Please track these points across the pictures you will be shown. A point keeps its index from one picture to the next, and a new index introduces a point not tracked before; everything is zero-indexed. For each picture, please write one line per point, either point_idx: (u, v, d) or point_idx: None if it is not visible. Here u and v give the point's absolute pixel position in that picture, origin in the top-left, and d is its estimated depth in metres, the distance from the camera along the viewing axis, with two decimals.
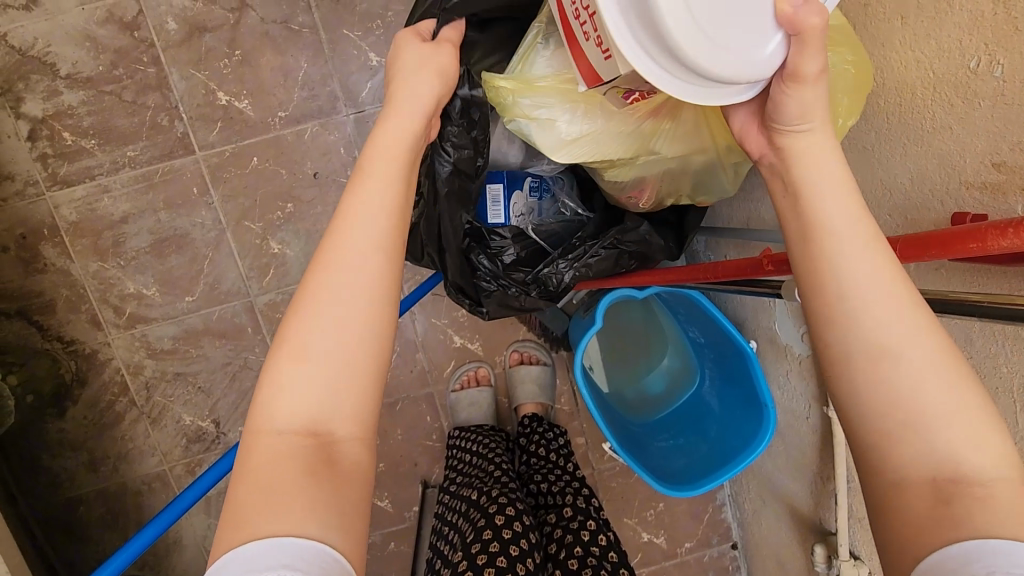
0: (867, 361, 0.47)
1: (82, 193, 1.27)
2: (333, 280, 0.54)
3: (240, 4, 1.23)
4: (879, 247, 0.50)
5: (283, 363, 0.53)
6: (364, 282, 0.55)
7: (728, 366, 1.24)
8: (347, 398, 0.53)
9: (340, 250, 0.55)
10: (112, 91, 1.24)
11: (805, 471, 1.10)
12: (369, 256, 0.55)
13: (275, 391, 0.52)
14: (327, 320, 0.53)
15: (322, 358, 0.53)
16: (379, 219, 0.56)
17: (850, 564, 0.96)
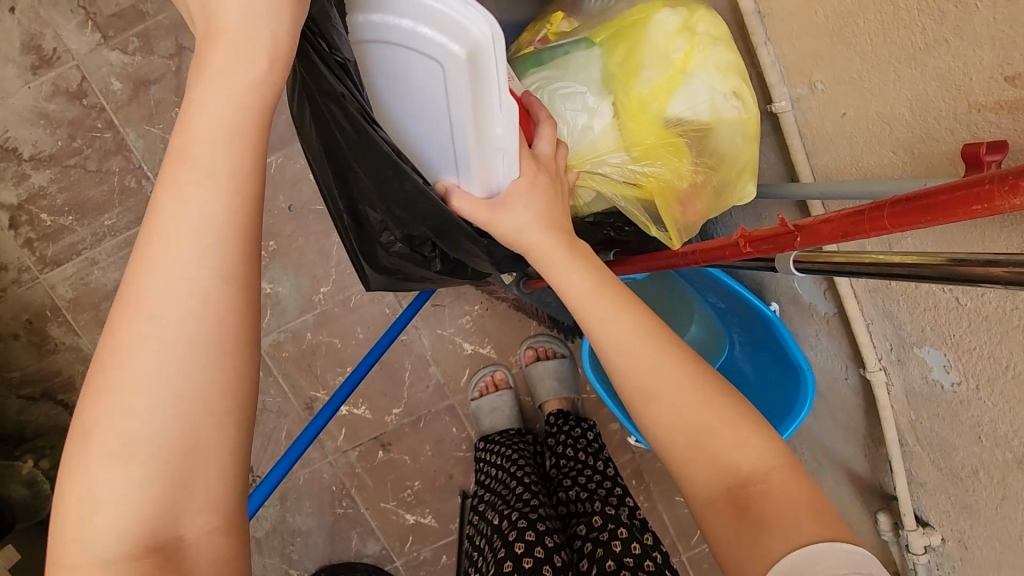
0: (647, 404, 0.56)
1: (73, 270, 1.27)
2: (139, 353, 0.41)
3: (178, 49, 1.20)
4: (865, 216, 0.41)
5: (84, 463, 0.41)
6: (181, 354, 0.42)
7: (754, 331, 1.15)
8: (192, 491, 0.44)
9: (151, 308, 0.42)
10: (76, 164, 1.23)
11: (855, 434, 0.99)
12: (187, 323, 0.42)
13: (81, 497, 0.41)
14: (136, 409, 0.41)
15: (137, 457, 0.41)
16: (207, 250, 0.42)
17: (919, 533, 0.85)
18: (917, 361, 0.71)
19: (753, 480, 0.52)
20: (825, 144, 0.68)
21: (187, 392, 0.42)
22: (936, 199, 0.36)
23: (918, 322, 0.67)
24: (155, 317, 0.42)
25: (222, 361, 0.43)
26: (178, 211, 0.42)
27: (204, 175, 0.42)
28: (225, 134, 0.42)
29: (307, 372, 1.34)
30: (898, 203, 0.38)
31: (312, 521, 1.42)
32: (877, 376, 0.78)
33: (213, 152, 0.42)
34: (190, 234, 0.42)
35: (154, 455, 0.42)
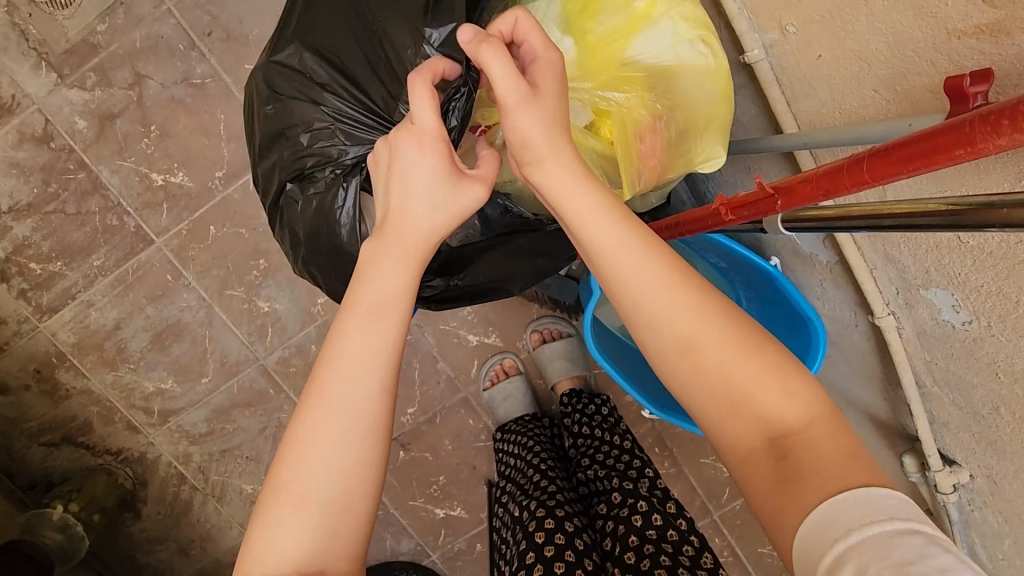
0: (678, 354, 0.52)
1: (71, 314, 1.28)
2: (355, 344, 0.52)
3: (136, 77, 1.17)
4: (846, 173, 0.42)
5: (307, 426, 0.51)
6: (381, 348, 0.52)
7: (760, 287, 1.11)
8: (337, 541, 0.50)
9: (338, 398, 0.51)
10: (55, 209, 1.21)
11: (871, 379, 0.97)
12: (390, 319, 0.53)
13: (294, 457, 0.51)
14: (349, 389, 0.51)
15: (346, 424, 0.51)
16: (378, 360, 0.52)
17: (947, 472, 0.84)
18: (924, 303, 0.69)
19: (794, 437, 0.50)
20: (805, 90, 0.65)
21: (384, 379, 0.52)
22: (914, 148, 0.37)
23: (922, 264, 0.65)
24: (371, 312, 0.53)
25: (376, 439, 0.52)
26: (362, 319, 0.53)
27: (367, 298, 0.53)
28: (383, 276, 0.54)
29: None
30: (880, 154, 0.39)
31: None
32: (886, 321, 0.75)
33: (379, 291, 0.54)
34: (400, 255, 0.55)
35: (354, 423, 0.51)
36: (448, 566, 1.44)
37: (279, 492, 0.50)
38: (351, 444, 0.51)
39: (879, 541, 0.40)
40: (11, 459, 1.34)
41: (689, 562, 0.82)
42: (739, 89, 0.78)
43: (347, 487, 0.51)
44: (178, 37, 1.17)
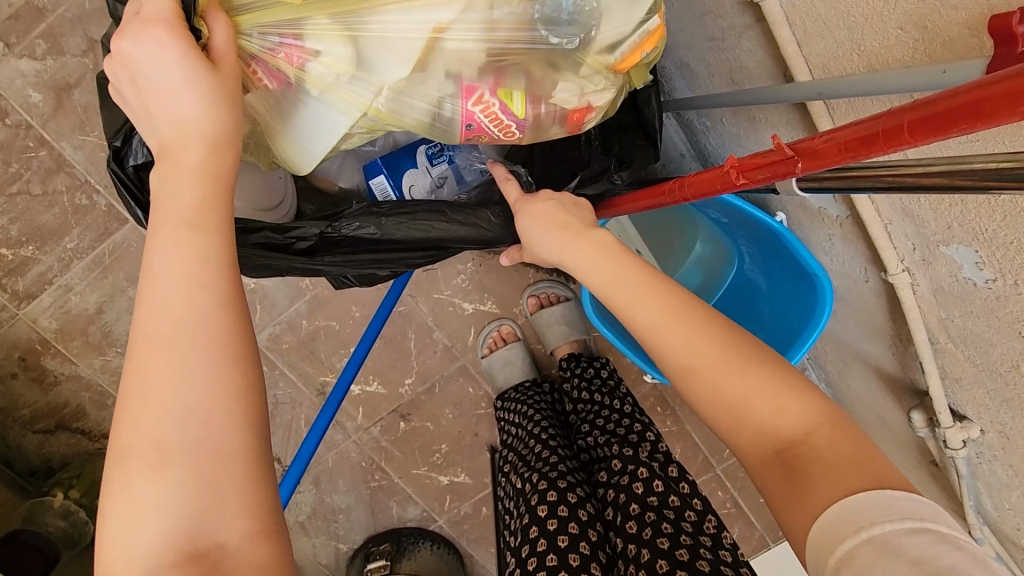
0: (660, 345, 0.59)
1: (50, 299, 1.23)
2: (165, 267, 0.47)
3: (90, 43, 1.08)
4: (884, 131, 0.37)
5: (144, 365, 0.45)
6: (196, 261, 0.47)
7: (764, 243, 1.07)
8: (220, 496, 0.44)
9: (161, 330, 0.45)
10: (20, 190, 1.15)
11: (878, 335, 0.94)
12: (204, 226, 0.49)
13: (138, 407, 0.44)
14: (173, 313, 0.46)
15: (177, 349, 0.45)
16: (184, 281, 0.46)
17: (957, 428, 0.82)
18: (944, 260, 0.64)
19: (796, 440, 0.53)
20: (819, 30, 0.58)
21: (205, 291, 0.47)
22: (962, 107, 0.33)
23: (944, 220, 0.60)
24: (178, 232, 0.48)
25: (218, 364, 0.46)
26: (169, 239, 0.47)
27: (170, 216, 0.48)
28: (175, 188, 0.49)
29: (313, 359, 1.31)
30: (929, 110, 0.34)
31: (350, 498, 1.43)
32: (900, 279, 0.71)
33: (181, 206, 0.49)
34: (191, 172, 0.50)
35: (190, 351, 0.45)
36: (455, 530, 1.45)
37: (134, 445, 0.43)
38: (194, 369, 0.45)
39: (882, 542, 0.43)
40: (6, 448, 1.32)
41: (692, 528, 0.80)
42: (744, 31, 0.71)
43: (204, 420, 0.45)
44: None
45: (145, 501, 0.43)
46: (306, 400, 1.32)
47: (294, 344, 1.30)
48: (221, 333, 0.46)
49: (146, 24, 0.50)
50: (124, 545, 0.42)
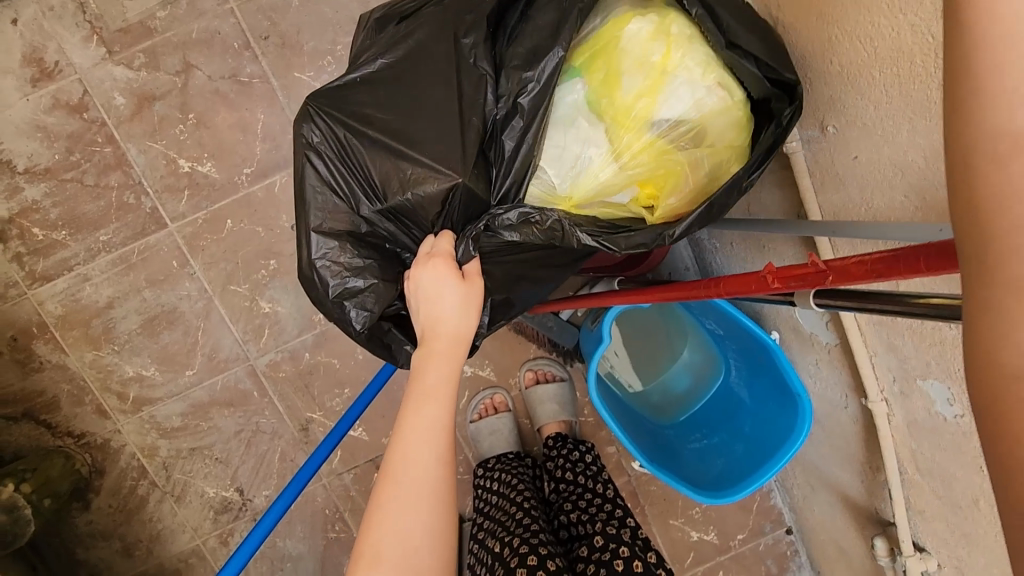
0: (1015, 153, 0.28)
1: (64, 286, 1.24)
2: (414, 425, 0.57)
3: (185, 65, 1.19)
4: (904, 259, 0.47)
5: (382, 513, 0.53)
6: (439, 424, 0.57)
7: (752, 357, 1.18)
8: None
9: (400, 476, 0.55)
10: (73, 178, 1.20)
11: (851, 461, 1.03)
12: (443, 396, 0.58)
13: (373, 528, 0.53)
14: (417, 474, 0.55)
15: (415, 501, 0.54)
16: (434, 441, 0.56)
17: (917, 558, 0.89)
18: (921, 394, 0.75)
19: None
20: (835, 184, 0.72)
21: (443, 451, 0.56)
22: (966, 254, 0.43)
23: (924, 357, 0.71)
24: (423, 397, 0.58)
25: (439, 510, 0.55)
26: (422, 407, 0.57)
27: (421, 387, 0.58)
28: (430, 369, 0.59)
29: (305, 393, 1.32)
30: (937, 249, 0.45)
31: (303, 546, 1.38)
32: (878, 406, 0.82)
33: (433, 384, 0.59)
34: (443, 357, 0.60)
35: (418, 498, 0.54)
36: None
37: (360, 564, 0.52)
38: (417, 512, 0.54)
39: None
40: None
41: None
42: (771, 172, 0.84)
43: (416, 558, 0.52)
44: (235, 35, 1.19)
45: None
46: (288, 434, 1.32)
47: (291, 375, 1.31)
48: (449, 488, 0.56)
49: (429, 258, 0.63)
50: None
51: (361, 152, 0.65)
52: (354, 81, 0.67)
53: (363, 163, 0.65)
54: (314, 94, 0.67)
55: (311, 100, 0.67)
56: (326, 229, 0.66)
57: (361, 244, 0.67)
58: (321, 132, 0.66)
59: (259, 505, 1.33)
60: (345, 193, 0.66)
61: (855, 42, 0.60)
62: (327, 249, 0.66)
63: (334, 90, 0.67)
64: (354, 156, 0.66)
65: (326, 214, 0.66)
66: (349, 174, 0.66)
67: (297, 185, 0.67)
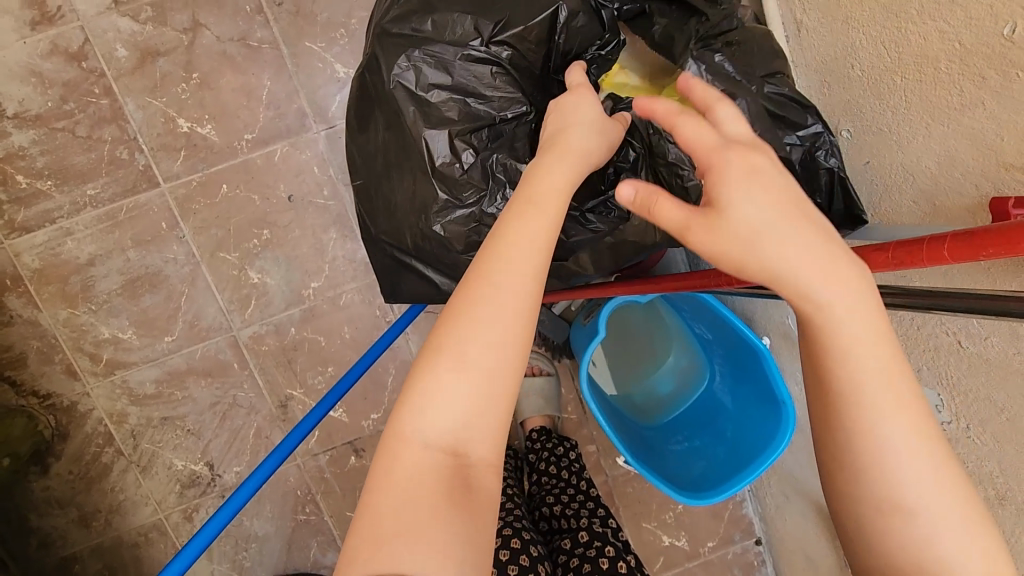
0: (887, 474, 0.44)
1: (43, 239, 1.19)
2: (515, 236, 0.51)
3: (194, 24, 1.17)
4: (926, 245, 0.49)
5: (461, 323, 0.49)
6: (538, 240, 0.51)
7: (739, 362, 1.20)
8: (474, 427, 0.49)
9: (489, 288, 0.50)
10: (64, 128, 1.16)
11: None
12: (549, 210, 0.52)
13: (447, 342, 0.49)
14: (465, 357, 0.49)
15: (495, 324, 0.49)
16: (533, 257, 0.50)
17: None
18: None
19: None
20: None
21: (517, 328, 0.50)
22: (991, 236, 0.45)
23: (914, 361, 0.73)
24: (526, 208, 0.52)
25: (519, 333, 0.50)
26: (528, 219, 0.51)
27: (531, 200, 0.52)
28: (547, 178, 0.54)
29: (287, 369, 1.29)
30: (960, 236, 0.47)
31: (270, 527, 1.35)
32: None
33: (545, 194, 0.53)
34: (542, 212, 0.51)
35: (501, 313, 0.49)
36: None
37: (437, 360, 0.49)
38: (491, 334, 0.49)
39: None
40: None
41: None
42: None
43: (493, 379, 0.49)
44: None
45: (438, 403, 0.49)
46: (265, 410, 1.28)
47: (274, 349, 1.28)
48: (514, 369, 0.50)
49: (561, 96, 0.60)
50: (411, 427, 0.49)
51: (454, 55, 0.67)
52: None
53: (464, 67, 0.67)
54: (384, 28, 0.68)
55: (384, 31, 0.68)
56: (436, 144, 0.68)
57: (462, 181, 0.68)
58: (405, 53, 0.67)
59: (228, 482, 1.29)
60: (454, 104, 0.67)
61: (881, 46, 0.62)
62: (436, 173, 0.68)
63: (400, 11, 0.68)
64: (448, 58, 0.67)
65: (438, 126, 0.67)
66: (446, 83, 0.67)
67: (387, 117, 0.70)
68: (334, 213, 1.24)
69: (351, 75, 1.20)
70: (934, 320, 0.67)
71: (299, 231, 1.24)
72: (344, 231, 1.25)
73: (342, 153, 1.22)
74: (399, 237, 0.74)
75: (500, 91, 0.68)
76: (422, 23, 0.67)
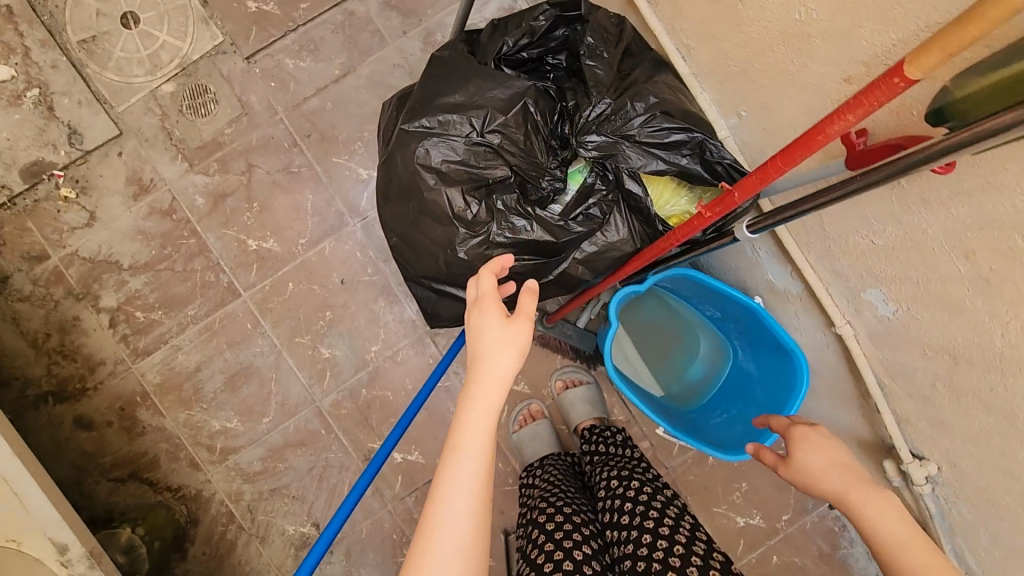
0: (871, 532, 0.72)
1: (160, 357, 1.48)
2: (463, 439, 0.70)
3: (248, 166, 1.50)
4: (766, 166, 0.64)
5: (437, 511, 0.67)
6: (479, 440, 0.70)
7: (749, 329, 1.34)
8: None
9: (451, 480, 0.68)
10: (166, 267, 1.48)
11: (850, 401, 1.15)
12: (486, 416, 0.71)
13: (430, 527, 0.67)
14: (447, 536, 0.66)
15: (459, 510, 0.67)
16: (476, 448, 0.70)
17: (918, 465, 1.00)
18: (867, 305, 0.91)
19: None
20: (757, 153, 0.92)
21: (476, 497, 0.68)
22: (796, 147, 0.59)
23: (857, 272, 0.88)
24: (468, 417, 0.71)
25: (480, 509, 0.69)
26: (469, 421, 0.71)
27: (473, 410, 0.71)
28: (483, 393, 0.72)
29: (365, 425, 1.50)
30: (784, 151, 0.61)
31: (376, 573, 1.51)
32: (845, 329, 0.97)
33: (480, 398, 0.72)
34: (479, 417, 0.70)
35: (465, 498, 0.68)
36: None
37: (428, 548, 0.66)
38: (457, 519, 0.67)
39: None
40: (80, 494, 1.46)
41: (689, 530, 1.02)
42: None
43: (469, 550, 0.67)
44: (285, 137, 1.50)
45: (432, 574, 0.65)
46: (354, 464, 1.49)
47: (351, 410, 1.50)
48: (480, 536, 0.68)
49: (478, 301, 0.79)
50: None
51: (457, 133, 0.87)
52: (421, 101, 0.90)
53: (467, 141, 0.87)
54: (402, 124, 0.89)
55: (401, 126, 0.89)
56: (456, 202, 0.87)
57: (477, 222, 0.87)
58: (421, 139, 0.88)
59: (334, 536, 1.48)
60: (463, 169, 0.87)
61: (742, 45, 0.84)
62: (460, 222, 0.88)
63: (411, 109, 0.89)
64: (454, 137, 0.87)
65: (454, 188, 0.87)
66: (455, 154, 0.87)
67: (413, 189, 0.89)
68: (379, 285, 1.50)
69: (372, 174, 1.50)
70: (855, 232, 0.84)
71: (355, 306, 1.50)
72: (390, 298, 1.50)
73: (376, 236, 1.50)
74: (431, 269, 0.94)
75: (496, 151, 0.87)
76: (429, 118, 0.88)
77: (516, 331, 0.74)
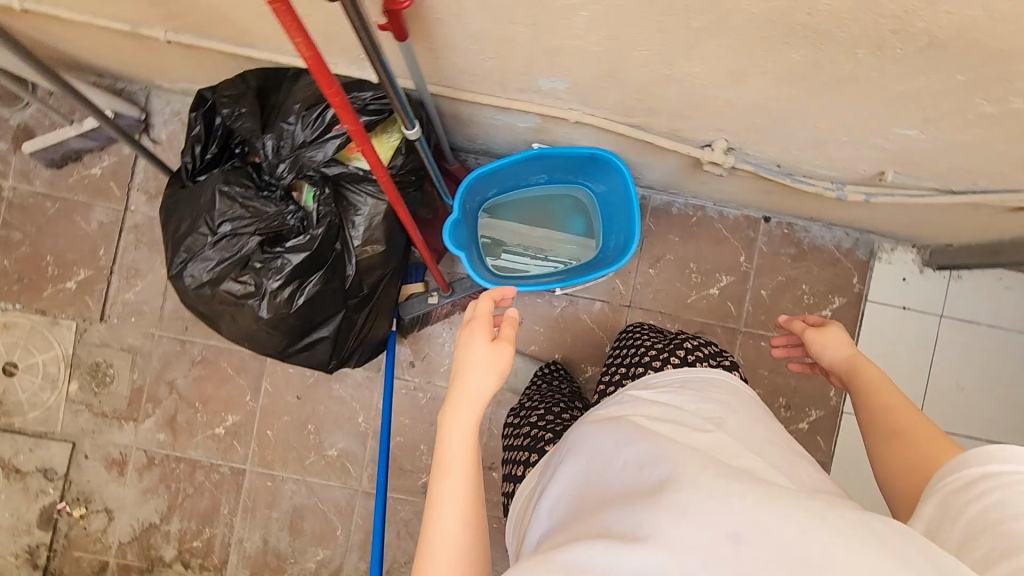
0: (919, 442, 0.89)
1: (236, 557, 1.68)
2: (452, 438, 0.78)
3: (170, 384, 1.70)
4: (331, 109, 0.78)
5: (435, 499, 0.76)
6: (467, 437, 0.78)
7: (565, 166, 1.47)
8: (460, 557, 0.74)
9: (451, 469, 0.77)
10: (184, 497, 1.69)
11: (653, 150, 1.28)
12: (473, 413, 0.80)
13: (441, 508, 0.75)
14: (443, 528, 0.74)
15: (454, 498, 0.75)
16: (462, 445, 0.78)
17: (711, 151, 1.13)
18: (555, 91, 1.05)
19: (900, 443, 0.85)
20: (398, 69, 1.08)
21: (467, 484, 0.76)
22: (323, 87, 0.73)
23: (522, 80, 1.03)
24: (462, 418, 0.79)
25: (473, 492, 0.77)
26: (456, 421, 0.79)
27: (464, 410, 0.80)
28: (470, 394, 0.80)
29: (404, 472, 1.68)
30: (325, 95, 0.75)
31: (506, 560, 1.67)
32: (576, 116, 1.11)
33: (469, 404, 0.80)
34: (462, 418, 0.79)
35: (460, 484, 0.76)
36: None
37: (436, 531, 0.74)
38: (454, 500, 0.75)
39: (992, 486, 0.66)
40: None
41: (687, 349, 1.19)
42: None
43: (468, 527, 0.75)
44: (174, 344, 1.70)
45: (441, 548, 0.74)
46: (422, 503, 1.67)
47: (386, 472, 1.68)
48: (477, 528, 0.76)
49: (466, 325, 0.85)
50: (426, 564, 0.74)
51: (203, 247, 1.05)
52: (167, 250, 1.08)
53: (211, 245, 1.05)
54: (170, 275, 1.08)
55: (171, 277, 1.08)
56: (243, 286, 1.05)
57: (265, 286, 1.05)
58: (186, 272, 1.06)
59: None
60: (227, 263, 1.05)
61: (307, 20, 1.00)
62: (257, 297, 1.06)
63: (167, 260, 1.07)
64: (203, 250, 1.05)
65: (233, 280, 1.05)
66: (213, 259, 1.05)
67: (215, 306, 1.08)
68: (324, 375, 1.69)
69: None
70: (485, 61, 0.99)
71: (323, 404, 1.69)
72: (339, 377, 1.69)
73: None
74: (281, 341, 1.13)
75: (234, 233, 1.05)
76: (178, 254, 1.06)
77: (497, 354, 0.81)
